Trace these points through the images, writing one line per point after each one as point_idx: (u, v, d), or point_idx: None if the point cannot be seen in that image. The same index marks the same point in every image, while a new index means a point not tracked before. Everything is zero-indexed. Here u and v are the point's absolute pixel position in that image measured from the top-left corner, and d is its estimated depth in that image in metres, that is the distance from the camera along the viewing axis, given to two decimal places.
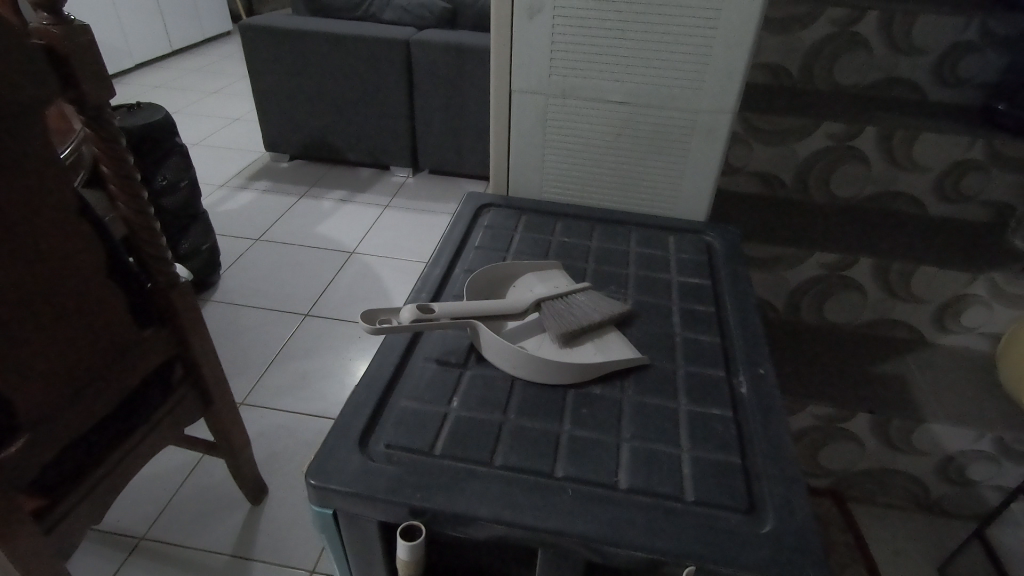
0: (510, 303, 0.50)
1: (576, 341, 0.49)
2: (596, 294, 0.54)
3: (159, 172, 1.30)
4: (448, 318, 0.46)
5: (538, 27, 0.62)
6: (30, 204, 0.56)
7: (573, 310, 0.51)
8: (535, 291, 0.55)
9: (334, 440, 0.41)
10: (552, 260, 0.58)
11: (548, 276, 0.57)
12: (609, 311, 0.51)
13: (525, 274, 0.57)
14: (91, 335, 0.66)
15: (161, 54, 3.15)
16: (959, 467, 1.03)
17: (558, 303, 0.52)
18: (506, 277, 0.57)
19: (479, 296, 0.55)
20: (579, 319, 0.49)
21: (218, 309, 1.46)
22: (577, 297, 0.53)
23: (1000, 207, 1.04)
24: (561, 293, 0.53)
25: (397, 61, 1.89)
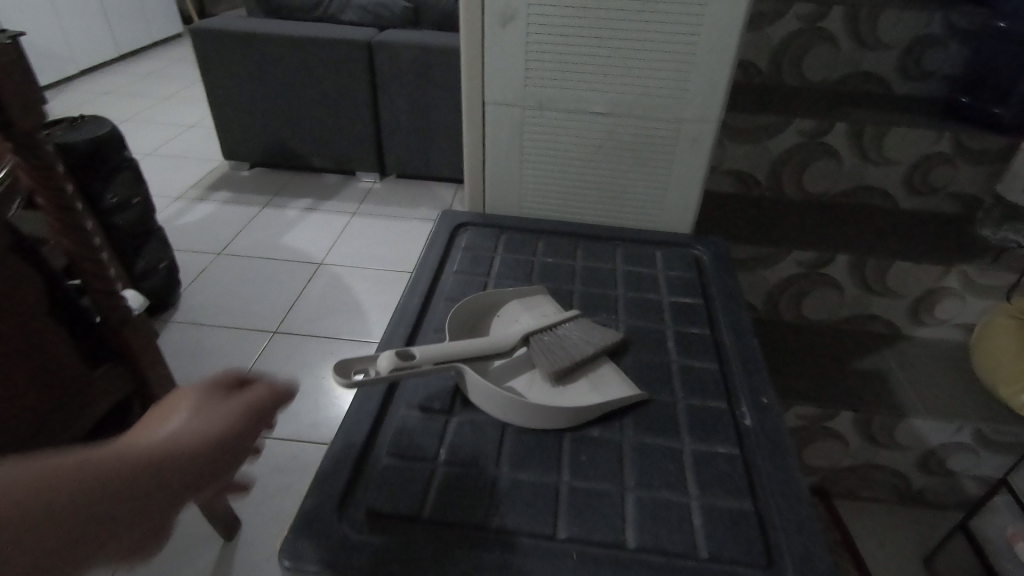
0: (497, 341, 0.46)
1: (569, 380, 0.46)
2: (586, 322, 0.51)
3: (108, 190, 1.22)
4: (432, 364, 0.42)
5: (512, 35, 0.58)
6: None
7: (564, 343, 0.47)
8: (521, 324, 0.51)
9: (308, 508, 0.37)
10: (537, 285, 0.55)
11: (533, 303, 0.54)
12: (600, 341, 0.48)
13: (510, 302, 0.54)
14: (42, 382, 0.59)
15: (108, 58, 2.99)
16: (940, 458, 1.03)
17: (546, 336, 0.48)
18: (489, 307, 0.53)
19: (463, 330, 0.51)
20: (571, 355, 0.46)
21: (180, 330, 1.39)
22: (567, 327, 0.50)
23: (968, 198, 1.04)
24: (550, 325, 0.49)
25: (359, 63, 1.82)
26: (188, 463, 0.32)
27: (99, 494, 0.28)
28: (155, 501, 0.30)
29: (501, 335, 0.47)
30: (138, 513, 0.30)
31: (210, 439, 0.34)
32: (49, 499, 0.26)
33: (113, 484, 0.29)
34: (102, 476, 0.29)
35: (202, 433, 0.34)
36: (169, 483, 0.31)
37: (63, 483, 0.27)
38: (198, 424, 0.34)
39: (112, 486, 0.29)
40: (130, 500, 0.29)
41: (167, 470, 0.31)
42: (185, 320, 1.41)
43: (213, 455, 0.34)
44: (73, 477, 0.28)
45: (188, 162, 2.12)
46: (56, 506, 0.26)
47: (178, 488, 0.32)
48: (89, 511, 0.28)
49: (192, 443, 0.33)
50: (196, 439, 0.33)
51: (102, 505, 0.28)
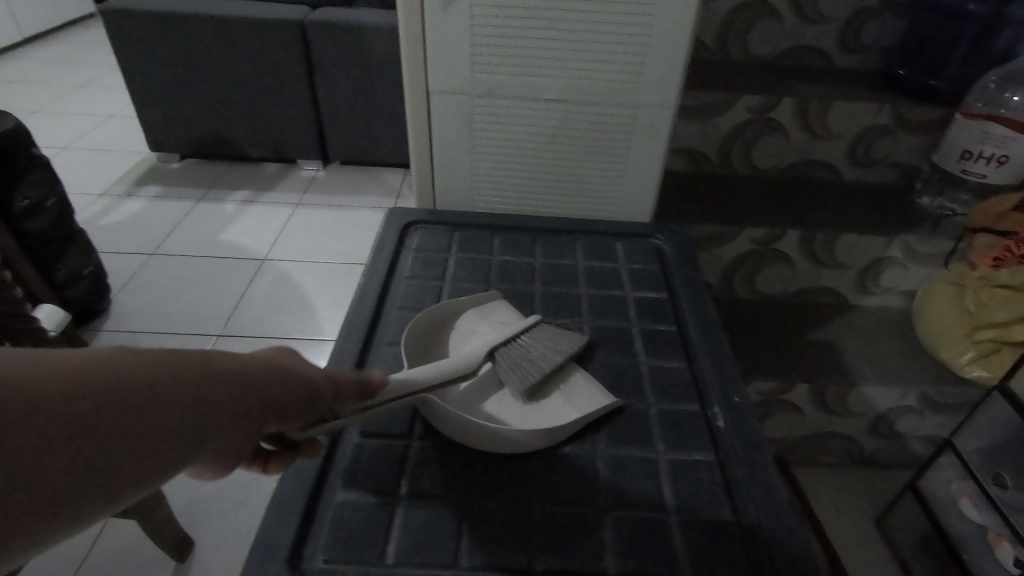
0: (462, 360, 0.43)
1: (537, 399, 0.44)
2: (549, 327, 0.48)
3: (19, 192, 1.10)
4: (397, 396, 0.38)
5: (455, 18, 0.54)
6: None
7: (530, 356, 0.45)
8: (481, 336, 0.48)
9: (256, 564, 0.33)
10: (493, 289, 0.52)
11: (490, 310, 0.50)
12: (566, 348, 0.46)
13: (464, 312, 0.50)
14: None
15: (11, 44, 2.73)
16: (889, 422, 1.06)
17: (511, 349, 0.45)
18: (442, 319, 0.50)
19: (419, 347, 0.48)
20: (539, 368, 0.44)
21: (113, 339, 1.29)
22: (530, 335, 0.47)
23: (907, 168, 1.07)
24: (514, 335, 0.46)
25: (291, 43, 1.71)
26: (270, 403, 0.29)
27: (186, 405, 0.25)
28: (228, 433, 0.27)
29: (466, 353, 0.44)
30: (213, 441, 0.26)
31: (294, 387, 0.31)
32: (141, 395, 0.23)
33: (204, 398, 0.25)
34: (192, 387, 0.25)
35: (290, 378, 0.31)
36: (247, 417, 0.28)
37: (159, 381, 0.24)
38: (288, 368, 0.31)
39: (202, 401, 0.25)
40: (212, 422, 0.26)
41: (252, 405, 0.28)
42: (117, 328, 1.31)
43: (295, 400, 0.31)
44: (168, 378, 0.24)
45: (110, 156, 1.96)
46: (146, 406, 0.23)
47: (254, 427, 0.28)
48: (175, 421, 0.24)
49: (280, 387, 0.30)
50: (282, 385, 0.30)
51: (190, 417, 0.25)
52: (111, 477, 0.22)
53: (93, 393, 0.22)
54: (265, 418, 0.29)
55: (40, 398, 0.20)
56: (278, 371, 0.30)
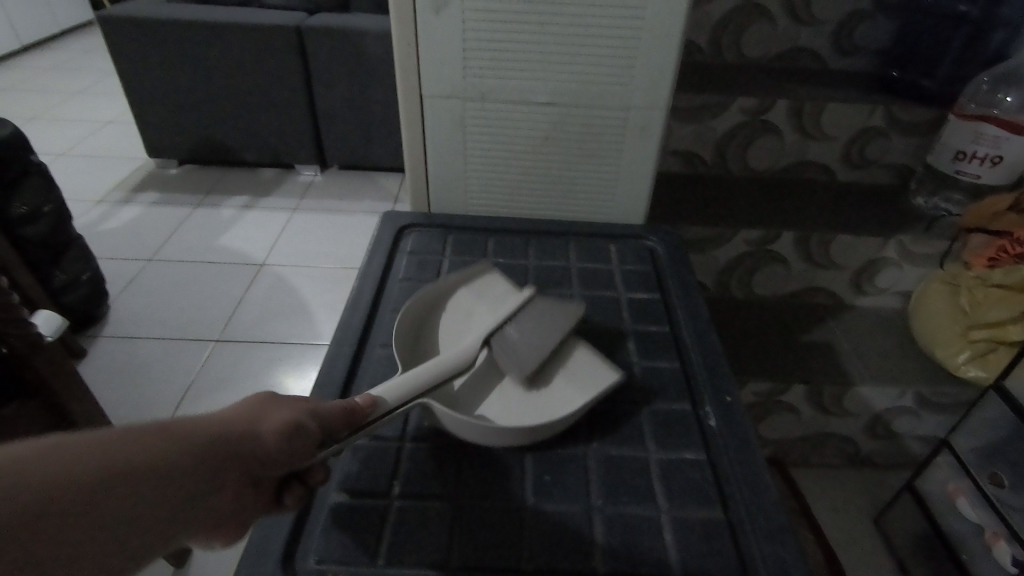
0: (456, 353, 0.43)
1: (536, 379, 0.45)
2: (544, 299, 0.47)
3: (16, 199, 1.10)
4: (391, 407, 0.38)
5: (446, 23, 0.54)
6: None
7: (526, 339, 0.44)
8: (476, 316, 0.49)
9: (248, 565, 0.33)
10: (485, 264, 0.52)
11: (484, 286, 0.51)
12: (562, 326, 0.45)
13: (458, 291, 0.51)
14: None
15: (10, 51, 2.75)
16: (885, 423, 1.06)
17: (506, 331, 0.45)
18: (436, 300, 0.50)
19: (417, 333, 0.48)
20: (536, 348, 0.43)
21: (110, 345, 1.29)
22: (527, 312, 0.46)
23: (901, 169, 1.07)
24: (508, 315, 0.46)
25: (288, 49, 1.72)
26: (241, 455, 0.28)
27: (143, 473, 0.24)
28: (200, 491, 0.26)
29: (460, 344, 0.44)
30: (190, 500, 0.25)
31: (267, 432, 0.30)
32: (87, 473, 0.22)
33: (161, 462, 0.25)
34: (147, 452, 0.24)
35: (260, 425, 0.30)
36: (224, 470, 0.27)
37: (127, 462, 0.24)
38: (257, 416, 0.30)
39: (160, 465, 0.24)
40: (184, 481, 0.25)
41: (221, 459, 0.27)
42: (115, 334, 1.31)
43: (270, 446, 0.30)
44: (126, 450, 0.24)
45: (108, 162, 1.97)
46: (95, 482, 0.22)
47: (230, 481, 0.27)
48: (132, 490, 0.23)
49: (252, 437, 0.29)
50: (252, 433, 0.29)
51: (151, 484, 0.24)
52: (75, 562, 0.21)
53: (30, 476, 0.21)
54: (241, 468, 0.28)
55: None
56: (245, 421, 0.29)
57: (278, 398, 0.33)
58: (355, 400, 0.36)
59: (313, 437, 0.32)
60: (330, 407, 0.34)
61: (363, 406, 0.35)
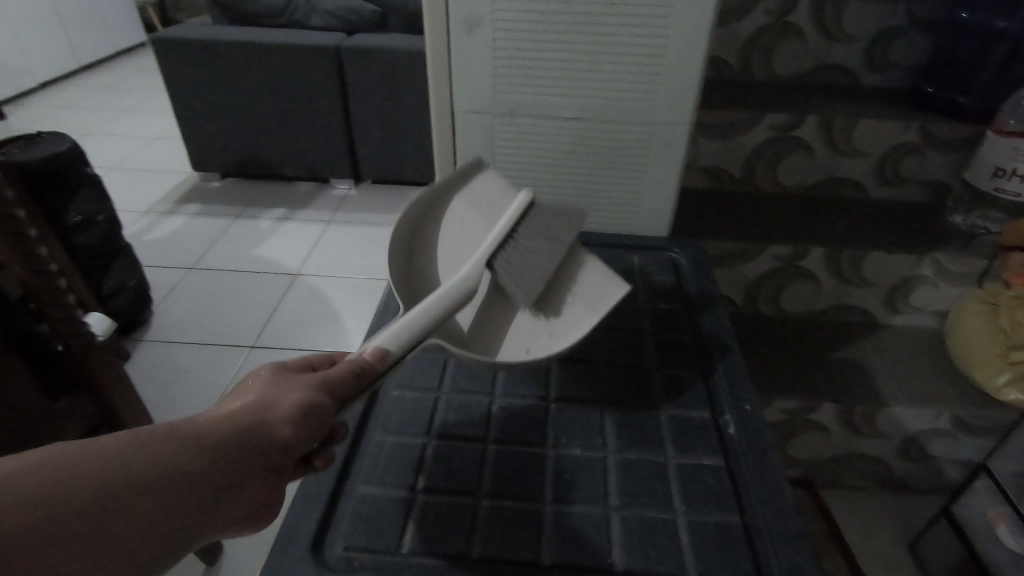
0: (464, 277, 0.44)
1: (545, 303, 0.46)
2: (548, 215, 0.48)
3: (72, 208, 1.17)
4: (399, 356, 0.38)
5: (477, 43, 0.57)
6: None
7: (531, 260, 0.45)
8: (471, 224, 0.51)
9: (281, 549, 0.35)
10: (478, 160, 0.53)
11: (478, 187, 0.52)
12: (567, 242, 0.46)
13: (453, 196, 0.53)
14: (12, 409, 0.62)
15: (69, 71, 2.92)
16: (921, 445, 1.03)
17: (510, 249, 0.46)
18: (431, 204, 0.53)
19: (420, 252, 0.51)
20: (543, 269, 0.44)
21: (151, 349, 1.34)
22: (529, 234, 0.47)
23: (937, 186, 1.05)
24: (508, 231, 0.48)
25: (328, 68, 1.79)
26: (253, 445, 0.31)
27: (160, 478, 0.26)
28: (221, 484, 0.29)
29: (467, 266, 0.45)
30: (206, 491, 0.28)
31: (276, 421, 0.32)
32: (110, 484, 0.25)
33: (176, 464, 0.27)
34: (160, 456, 0.27)
35: (269, 414, 0.32)
36: (238, 462, 0.30)
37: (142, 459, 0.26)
38: (266, 404, 0.33)
39: (175, 467, 0.27)
40: (196, 474, 0.28)
41: (234, 452, 0.30)
42: (157, 339, 1.37)
43: (285, 433, 0.32)
44: (140, 450, 0.26)
45: (155, 176, 2.07)
46: (120, 489, 0.25)
47: (248, 469, 0.30)
48: (154, 493, 0.26)
49: (263, 428, 0.32)
50: (262, 423, 0.32)
51: (170, 485, 0.27)
52: (107, 552, 0.24)
53: (57, 494, 0.23)
54: (257, 457, 0.31)
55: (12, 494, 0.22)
56: (254, 410, 0.32)
57: (285, 378, 0.35)
58: (363, 356, 0.37)
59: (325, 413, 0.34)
60: (337, 373, 0.35)
61: (372, 364, 0.36)
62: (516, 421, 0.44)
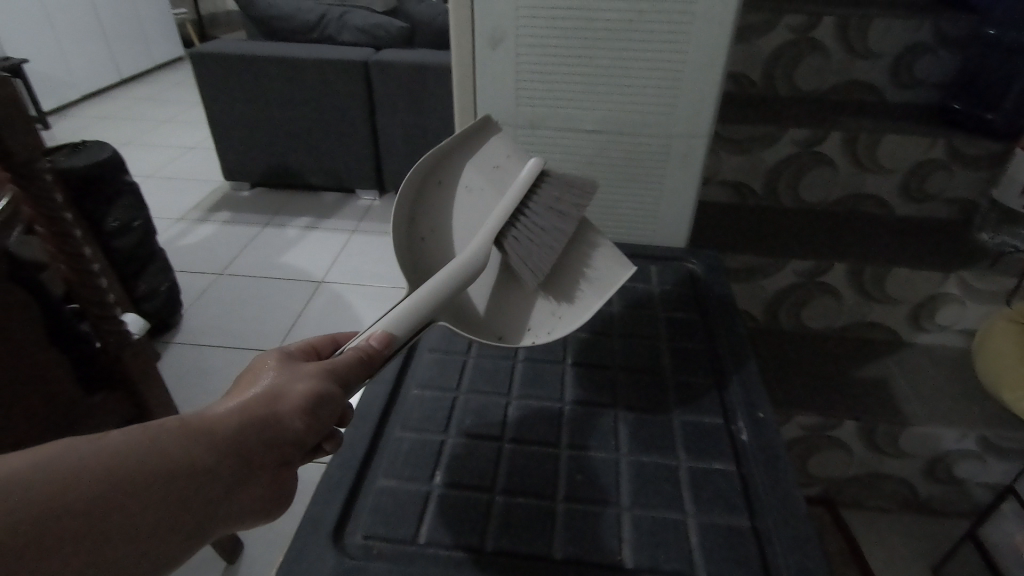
0: (474, 259, 0.45)
1: (554, 281, 0.48)
2: (556, 188, 0.49)
3: (110, 213, 1.22)
4: (405, 339, 0.39)
5: (502, 56, 0.59)
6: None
7: (540, 238, 0.46)
8: (478, 189, 0.52)
9: (304, 535, 0.37)
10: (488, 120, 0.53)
11: (485, 153, 0.52)
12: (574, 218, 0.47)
13: (462, 160, 0.53)
14: (48, 398, 0.65)
15: (110, 84, 3.04)
16: (946, 466, 1.01)
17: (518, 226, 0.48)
18: (438, 164, 0.53)
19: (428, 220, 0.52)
20: (552, 249, 0.45)
21: (181, 351, 1.39)
22: (537, 209, 0.48)
23: (963, 203, 1.04)
24: (515, 204, 0.49)
25: (357, 82, 1.84)
26: (264, 439, 0.32)
27: (169, 472, 0.27)
28: (234, 479, 0.30)
29: (475, 242, 0.46)
30: (215, 485, 0.29)
31: (285, 414, 0.33)
32: (120, 480, 0.26)
33: (188, 460, 0.28)
34: (172, 453, 0.28)
35: (280, 406, 0.33)
36: (247, 456, 0.31)
37: (150, 455, 0.27)
38: (277, 395, 0.33)
39: (185, 464, 0.28)
40: (204, 469, 0.29)
41: (246, 447, 0.31)
42: (186, 341, 1.42)
43: (295, 426, 0.33)
44: (148, 447, 0.27)
45: (188, 184, 2.14)
46: (132, 487, 0.26)
47: (260, 463, 0.31)
48: (165, 491, 0.27)
49: (271, 421, 0.32)
50: (273, 416, 0.32)
51: (181, 481, 0.28)
52: (121, 544, 0.25)
53: (67, 491, 0.24)
54: (268, 451, 0.32)
55: (25, 493, 0.23)
56: (264, 402, 0.32)
57: (294, 366, 0.35)
58: (369, 343, 0.37)
59: (336, 403, 0.35)
60: (346, 362, 0.35)
61: (377, 352, 0.36)
62: (532, 422, 0.45)
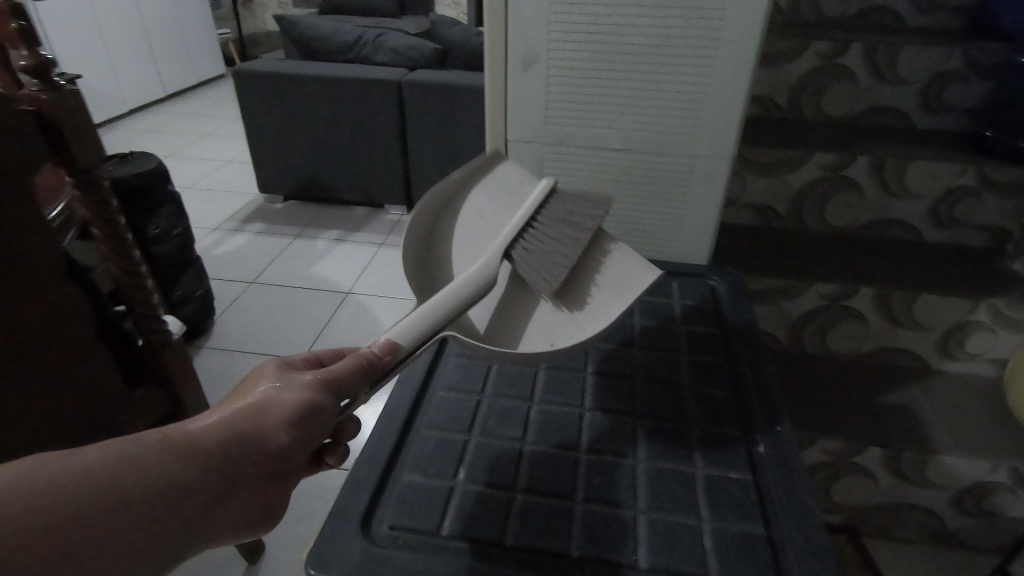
0: (486, 266, 0.47)
1: (568, 297, 0.49)
2: (569, 205, 0.51)
3: (152, 221, 1.28)
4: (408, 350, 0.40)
5: (532, 78, 0.63)
6: (18, 259, 0.57)
7: (552, 251, 0.48)
8: (489, 215, 0.54)
9: (335, 520, 0.39)
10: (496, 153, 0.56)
11: (498, 176, 0.56)
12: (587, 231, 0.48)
13: (471, 185, 0.56)
14: (94, 393, 0.69)
15: (155, 99, 3.18)
16: (976, 498, 0.98)
17: (530, 239, 0.50)
18: (453, 193, 0.56)
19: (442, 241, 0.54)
20: (564, 260, 0.47)
21: (211, 356, 1.43)
22: (549, 225, 0.50)
23: (995, 231, 1.03)
24: (527, 223, 0.51)
25: (390, 101, 1.90)
26: (249, 452, 0.35)
27: (158, 480, 0.30)
28: (222, 490, 0.33)
29: (487, 256, 0.48)
30: (202, 492, 0.32)
31: (271, 428, 0.36)
32: (115, 486, 0.29)
33: (171, 473, 0.31)
34: (160, 463, 0.31)
35: (264, 420, 0.36)
36: (233, 468, 0.34)
37: (143, 464, 0.30)
38: (265, 408, 0.36)
39: (173, 473, 0.31)
40: (192, 478, 0.32)
41: (229, 459, 0.34)
42: (216, 347, 1.46)
43: (281, 438, 0.36)
44: (142, 456, 0.31)
45: (225, 196, 2.22)
46: (121, 496, 0.29)
47: (246, 475, 0.34)
48: (156, 497, 0.30)
49: (257, 436, 0.35)
50: (259, 429, 0.35)
51: (170, 488, 0.31)
52: (118, 540, 0.28)
53: (68, 492, 0.28)
54: (252, 464, 0.34)
55: (35, 494, 0.27)
56: (247, 416, 0.35)
57: (283, 381, 0.38)
58: (372, 349, 0.39)
59: (324, 415, 0.37)
60: (337, 374, 0.38)
61: (376, 359, 0.38)
62: (553, 426, 0.47)
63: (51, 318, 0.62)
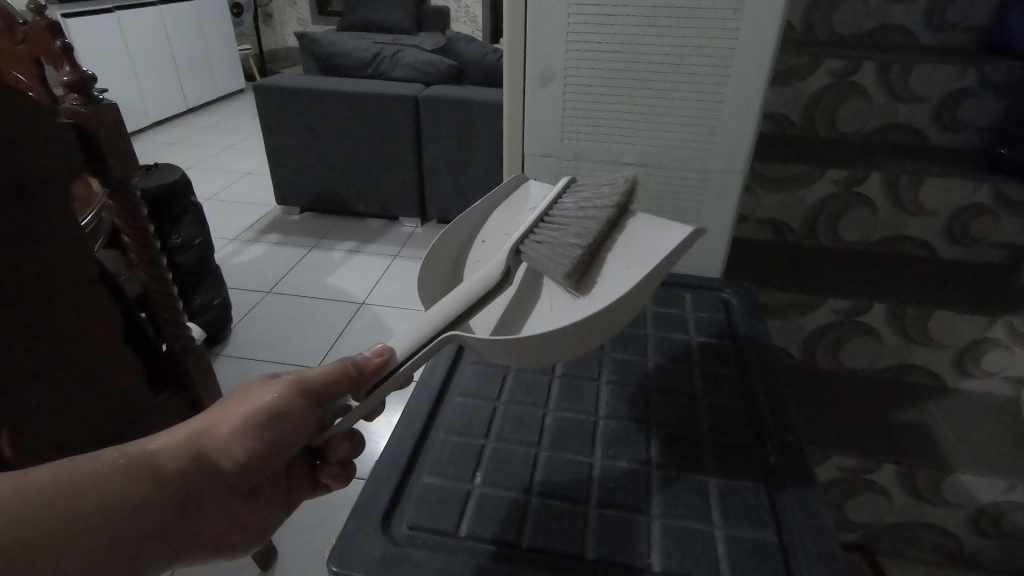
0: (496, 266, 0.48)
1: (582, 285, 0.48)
2: (581, 203, 0.52)
3: (175, 231, 1.32)
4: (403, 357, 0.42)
5: (549, 94, 0.65)
6: (50, 266, 0.59)
7: (563, 239, 0.48)
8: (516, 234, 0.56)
9: (357, 518, 0.40)
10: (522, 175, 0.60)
11: (518, 199, 0.59)
12: (599, 217, 0.49)
13: (491, 211, 0.58)
14: (116, 399, 0.70)
15: (179, 112, 3.26)
16: (994, 518, 0.97)
17: (540, 233, 0.50)
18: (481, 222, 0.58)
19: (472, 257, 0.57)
20: (573, 245, 0.47)
21: (228, 363, 1.46)
22: (563, 219, 0.51)
23: (1011, 248, 1.02)
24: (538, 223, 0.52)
25: (406, 116, 1.93)
26: (207, 466, 0.41)
27: (132, 498, 0.37)
28: (185, 500, 0.39)
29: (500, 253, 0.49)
30: (170, 503, 0.39)
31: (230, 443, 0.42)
32: (96, 504, 0.35)
33: (143, 489, 0.37)
34: (136, 481, 0.37)
35: (221, 435, 0.42)
36: (195, 480, 0.40)
37: (123, 483, 0.37)
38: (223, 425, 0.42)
39: (146, 489, 0.37)
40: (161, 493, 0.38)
41: (191, 472, 0.40)
42: (233, 354, 1.49)
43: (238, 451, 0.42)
44: (119, 476, 0.37)
45: (244, 207, 2.26)
46: (103, 512, 0.35)
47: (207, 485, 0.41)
48: (132, 510, 0.37)
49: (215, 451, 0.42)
50: (220, 443, 0.42)
51: (142, 503, 0.37)
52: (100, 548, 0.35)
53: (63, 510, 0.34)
54: (208, 479, 0.41)
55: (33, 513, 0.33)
56: (206, 434, 0.42)
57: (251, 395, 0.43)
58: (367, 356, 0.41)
59: (290, 423, 0.42)
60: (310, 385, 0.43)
61: (363, 365, 0.41)
62: (568, 434, 0.47)
63: (75, 326, 0.63)
